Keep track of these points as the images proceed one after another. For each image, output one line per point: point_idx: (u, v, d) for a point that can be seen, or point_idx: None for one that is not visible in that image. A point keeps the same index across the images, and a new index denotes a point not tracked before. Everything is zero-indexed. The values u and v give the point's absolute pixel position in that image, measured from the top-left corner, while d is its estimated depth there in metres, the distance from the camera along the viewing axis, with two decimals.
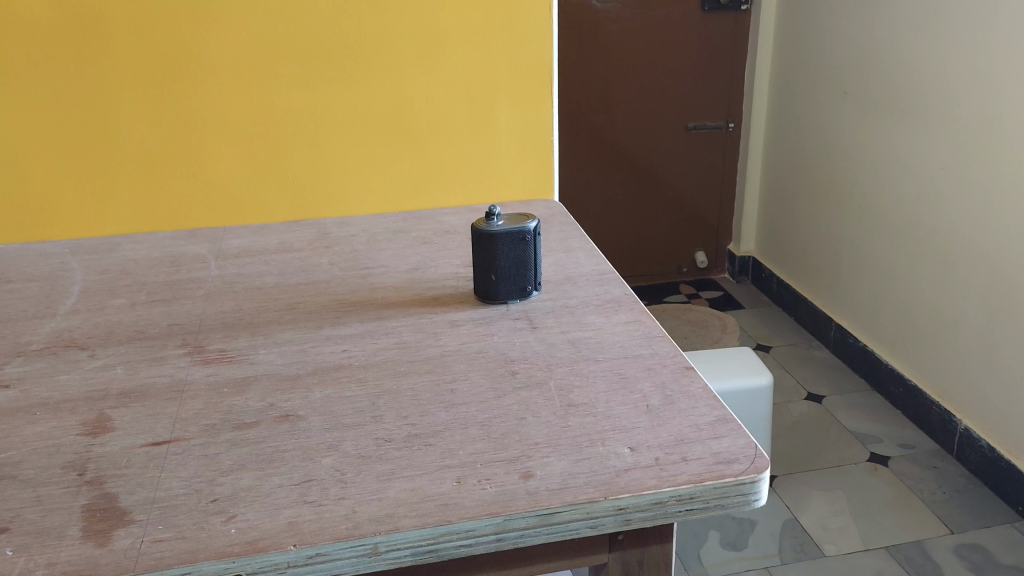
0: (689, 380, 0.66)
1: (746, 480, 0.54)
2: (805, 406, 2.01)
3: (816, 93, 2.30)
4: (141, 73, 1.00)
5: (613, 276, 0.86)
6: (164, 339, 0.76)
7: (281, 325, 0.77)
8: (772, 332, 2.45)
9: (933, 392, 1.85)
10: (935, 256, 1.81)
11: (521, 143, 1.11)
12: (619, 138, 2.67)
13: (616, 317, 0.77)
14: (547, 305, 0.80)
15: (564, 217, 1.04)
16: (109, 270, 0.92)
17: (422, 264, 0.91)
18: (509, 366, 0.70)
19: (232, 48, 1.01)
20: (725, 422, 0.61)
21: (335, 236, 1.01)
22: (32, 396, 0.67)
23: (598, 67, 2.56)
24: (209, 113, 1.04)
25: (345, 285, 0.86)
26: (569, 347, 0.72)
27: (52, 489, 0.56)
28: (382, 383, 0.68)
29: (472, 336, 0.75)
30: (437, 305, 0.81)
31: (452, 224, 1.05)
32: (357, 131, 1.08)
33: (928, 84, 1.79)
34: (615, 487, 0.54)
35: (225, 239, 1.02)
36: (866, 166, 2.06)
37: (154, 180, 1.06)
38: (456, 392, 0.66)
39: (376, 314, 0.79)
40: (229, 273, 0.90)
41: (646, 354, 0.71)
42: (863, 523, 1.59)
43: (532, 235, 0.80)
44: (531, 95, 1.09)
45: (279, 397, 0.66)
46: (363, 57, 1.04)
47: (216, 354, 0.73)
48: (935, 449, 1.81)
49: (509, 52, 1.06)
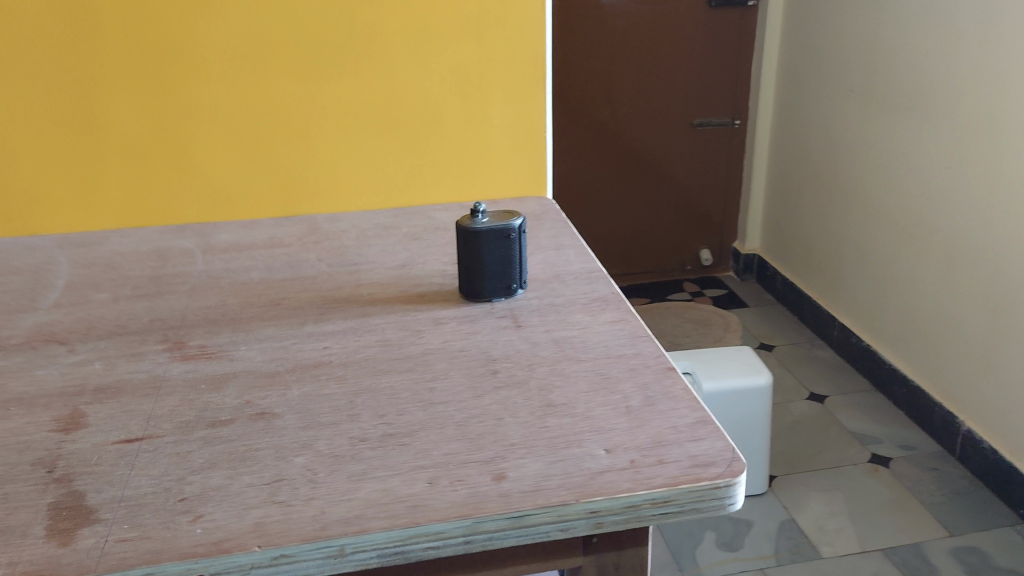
0: (671, 381, 0.65)
1: (722, 484, 0.53)
2: (806, 405, 1.99)
3: (821, 91, 2.28)
4: (133, 65, 1.00)
5: (601, 274, 0.84)
6: (143, 334, 0.75)
7: (264, 321, 0.77)
8: (775, 330, 2.43)
9: (935, 392, 1.83)
10: (937, 256, 1.80)
11: (514, 139, 1.10)
12: (624, 135, 2.65)
13: (602, 316, 0.76)
14: (532, 303, 0.79)
15: (555, 214, 1.02)
16: (96, 264, 0.91)
17: (409, 261, 0.90)
18: (490, 365, 0.69)
19: (224, 40, 1.00)
20: (705, 424, 0.59)
21: (325, 231, 1.01)
22: (8, 390, 0.67)
23: (602, 62, 2.54)
24: (199, 108, 1.03)
25: (331, 281, 0.85)
26: (552, 346, 0.71)
27: (20, 486, 0.56)
28: (361, 381, 0.67)
29: (454, 334, 0.74)
30: (421, 302, 0.80)
31: (442, 220, 1.04)
32: (349, 125, 1.07)
33: (934, 82, 1.77)
34: (588, 489, 0.53)
35: (215, 233, 1.01)
36: (870, 164, 2.04)
37: (144, 172, 1.05)
38: (435, 391, 0.65)
39: (359, 311, 0.78)
40: (215, 268, 0.89)
41: (630, 354, 0.69)
42: (861, 524, 1.57)
43: (516, 233, 0.78)
44: (526, 91, 1.08)
45: (256, 394, 0.65)
46: (356, 52, 1.03)
47: (196, 350, 0.72)
48: (936, 451, 1.79)
49: (504, 47, 1.05)
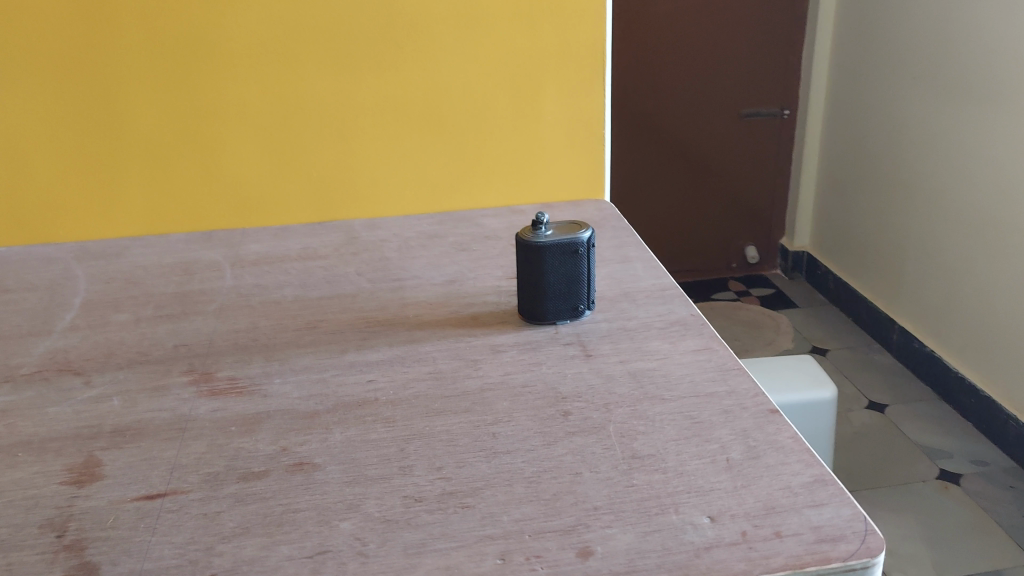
0: (775, 429, 0.56)
1: (857, 566, 0.44)
2: (866, 416, 1.88)
3: (883, 80, 2.15)
4: (151, 60, 0.91)
5: (676, 292, 0.75)
6: (167, 364, 0.67)
7: (300, 349, 0.68)
8: (828, 333, 2.31)
9: (1008, 404, 1.71)
10: (1016, 257, 1.66)
11: (571, 137, 1.00)
12: (667, 127, 2.55)
13: (683, 344, 0.66)
14: (602, 327, 0.70)
15: (617, 221, 0.93)
16: (116, 278, 0.84)
17: (459, 276, 0.81)
18: (560, 405, 0.60)
19: (249, 32, 0.91)
20: (824, 484, 0.50)
21: (363, 241, 0.92)
22: (16, 432, 0.59)
23: (646, 50, 2.44)
24: (223, 106, 0.95)
25: (373, 300, 0.76)
26: (630, 381, 0.62)
27: (24, 555, 0.47)
28: (412, 424, 0.58)
29: (516, 365, 0.65)
30: (475, 325, 0.71)
31: (492, 228, 0.95)
32: (388, 123, 0.98)
33: (1014, 66, 1.63)
34: (694, 572, 0.44)
35: (244, 243, 0.92)
36: (937, 157, 1.92)
37: (167, 175, 0.97)
38: (498, 436, 0.56)
39: (407, 336, 0.70)
40: (245, 283, 0.81)
41: (722, 392, 0.60)
42: (935, 549, 1.45)
43: (585, 247, 0.69)
44: (582, 82, 0.98)
45: (293, 439, 0.57)
46: (396, 43, 0.94)
47: (225, 383, 0.64)
48: (1010, 468, 1.66)
49: (559, 34, 0.95)
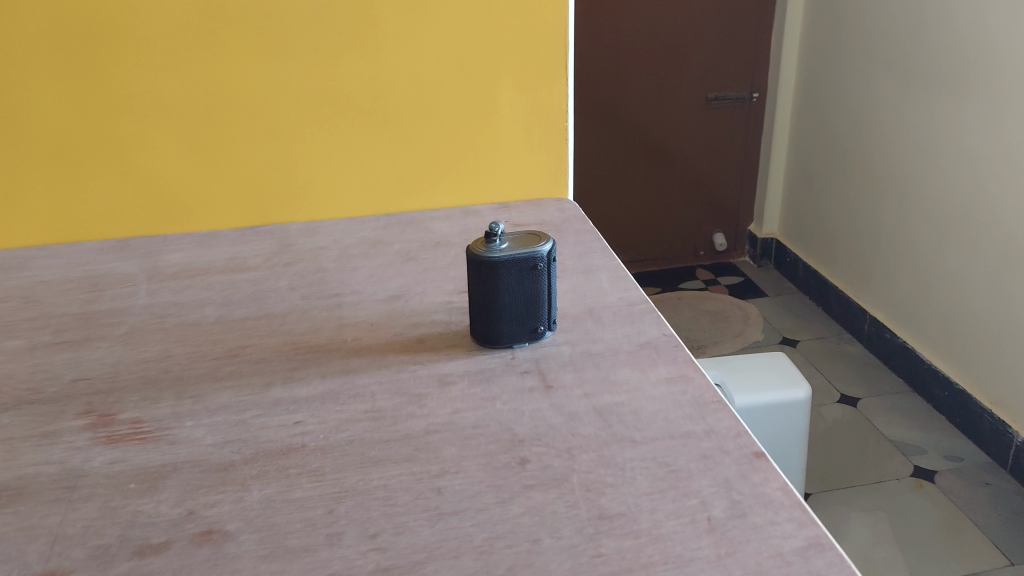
0: (762, 478, 0.48)
1: None
2: (838, 411, 1.84)
3: (854, 63, 2.10)
4: (57, 47, 0.81)
5: (645, 308, 0.67)
6: (61, 404, 0.57)
7: (217, 383, 0.59)
8: (797, 323, 2.26)
9: (983, 397, 1.66)
10: (990, 252, 1.62)
11: (530, 131, 0.92)
12: (632, 112, 2.47)
13: (655, 373, 0.59)
14: (564, 352, 0.62)
15: (580, 224, 0.85)
16: (13, 296, 0.73)
17: (405, 290, 0.73)
18: (516, 451, 0.52)
19: (167, 15, 0.81)
20: (822, 549, 0.43)
21: (300, 248, 0.83)
22: None
23: (609, 31, 2.35)
24: (141, 99, 0.85)
25: (307, 321, 0.68)
26: (596, 420, 0.54)
27: None
28: (343, 478, 0.50)
29: (466, 401, 0.57)
30: (421, 351, 0.63)
31: (443, 232, 0.86)
32: (328, 116, 0.88)
33: (990, 53, 1.57)
34: None
35: (164, 252, 0.83)
36: (909, 145, 1.87)
37: (80, 176, 0.87)
38: (444, 492, 0.48)
39: (342, 365, 0.61)
40: (162, 301, 0.72)
41: (700, 432, 0.52)
42: (910, 553, 1.41)
43: (545, 262, 0.61)
44: (542, 72, 0.89)
45: (203, 500, 0.48)
46: (334, 27, 0.84)
47: (127, 429, 0.55)
48: (985, 464, 1.63)
49: (516, 18, 0.86)
